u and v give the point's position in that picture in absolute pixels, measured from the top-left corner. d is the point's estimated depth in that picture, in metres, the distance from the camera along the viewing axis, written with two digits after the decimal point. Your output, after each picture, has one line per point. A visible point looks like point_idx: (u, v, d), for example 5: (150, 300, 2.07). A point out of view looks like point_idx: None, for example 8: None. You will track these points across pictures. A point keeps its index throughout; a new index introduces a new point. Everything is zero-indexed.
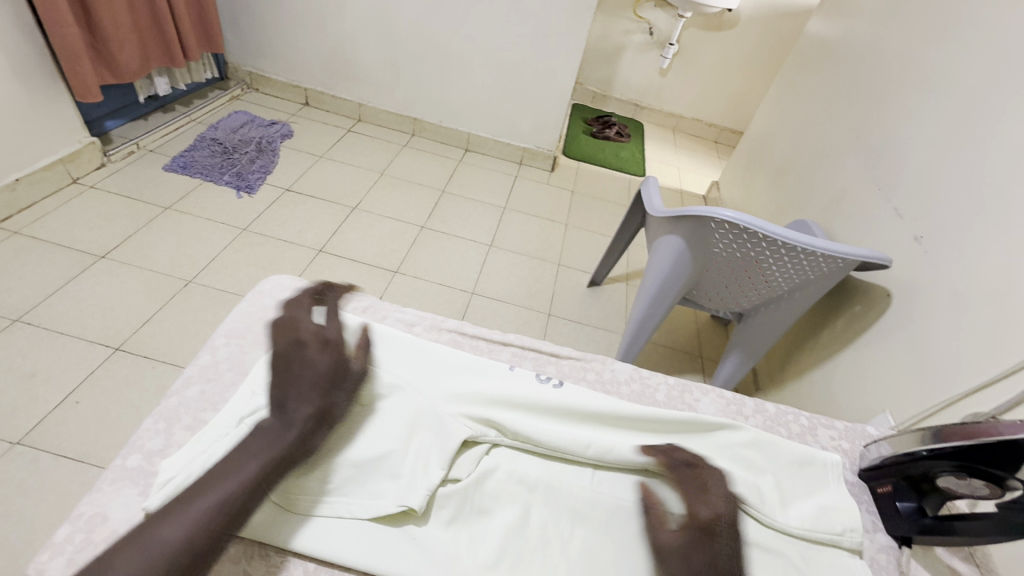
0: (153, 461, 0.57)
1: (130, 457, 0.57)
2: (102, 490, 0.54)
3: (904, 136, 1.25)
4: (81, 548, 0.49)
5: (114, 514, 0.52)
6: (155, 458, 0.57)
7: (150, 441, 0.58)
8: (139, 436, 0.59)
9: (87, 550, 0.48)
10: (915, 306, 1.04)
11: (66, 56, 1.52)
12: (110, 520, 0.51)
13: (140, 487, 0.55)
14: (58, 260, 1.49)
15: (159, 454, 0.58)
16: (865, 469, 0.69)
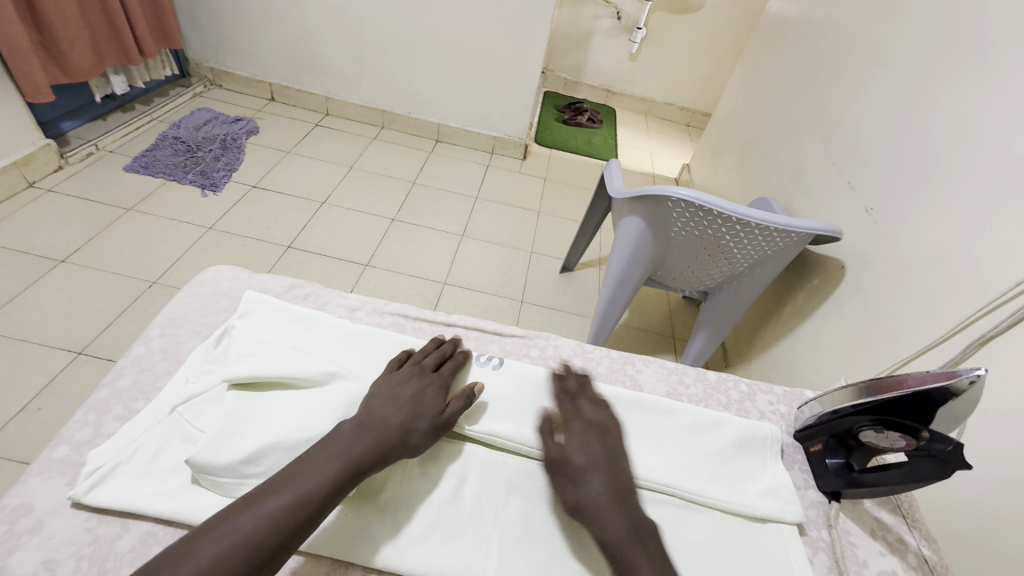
0: (82, 451, 0.56)
1: (57, 449, 0.56)
2: (28, 481, 0.54)
3: (856, 111, 1.28)
4: (4, 539, 0.48)
5: (39, 505, 0.51)
6: (84, 449, 0.57)
7: (79, 432, 0.58)
8: (68, 428, 0.58)
9: (10, 541, 0.48)
10: (867, 275, 1.06)
11: (12, 55, 1.47)
12: (35, 511, 0.51)
13: (67, 476, 0.54)
14: (16, 266, 1.46)
15: (89, 445, 0.57)
16: (798, 429, 0.71)
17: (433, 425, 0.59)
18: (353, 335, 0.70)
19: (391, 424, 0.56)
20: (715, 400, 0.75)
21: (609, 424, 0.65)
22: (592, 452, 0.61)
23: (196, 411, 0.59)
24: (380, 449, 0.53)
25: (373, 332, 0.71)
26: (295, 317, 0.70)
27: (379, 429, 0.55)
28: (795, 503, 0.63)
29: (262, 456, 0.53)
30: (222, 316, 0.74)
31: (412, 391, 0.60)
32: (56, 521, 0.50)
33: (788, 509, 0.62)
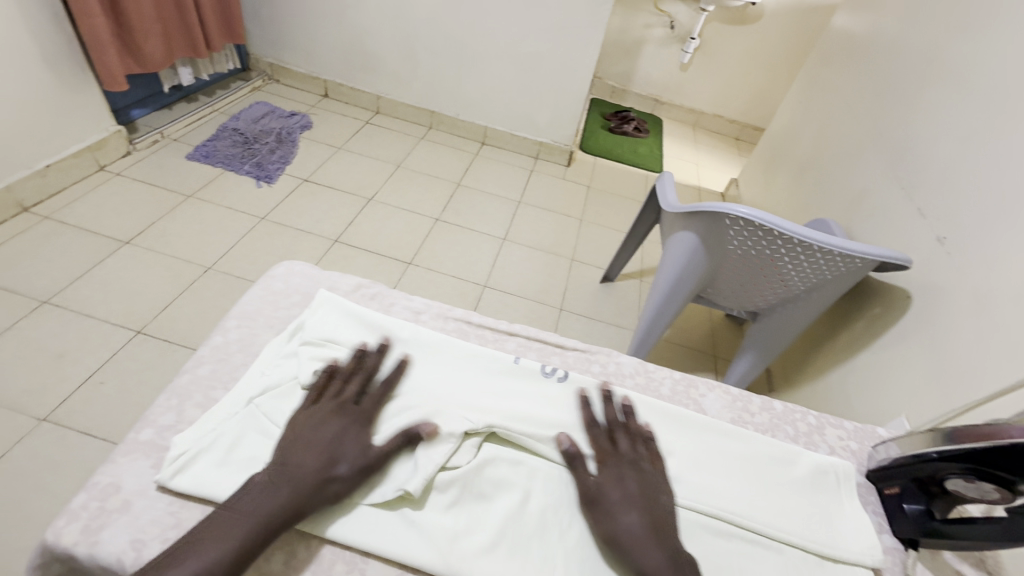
0: (165, 435, 0.59)
1: (142, 431, 0.59)
2: (116, 461, 0.56)
3: (928, 134, 1.22)
4: (95, 515, 0.51)
5: (127, 484, 0.54)
6: (167, 433, 0.59)
7: (162, 416, 0.61)
8: (153, 411, 0.61)
9: (102, 518, 0.51)
10: (936, 308, 1.01)
11: (94, 45, 1.55)
12: (122, 490, 0.54)
13: (152, 459, 0.57)
14: (85, 244, 1.54)
15: (171, 429, 0.60)
16: (873, 469, 0.69)
17: (361, 467, 0.56)
18: (428, 345, 0.72)
19: (309, 469, 0.53)
20: (781, 432, 0.73)
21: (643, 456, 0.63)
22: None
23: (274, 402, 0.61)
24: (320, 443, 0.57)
25: (449, 341, 0.73)
26: (365, 324, 0.72)
27: (302, 473, 0.53)
28: (877, 547, 0.60)
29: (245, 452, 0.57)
30: (294, 310, 0.76)
31: (335, 429, 0.58)
32: (142, 501, 0.53)
33: (870, 553, 0.59)
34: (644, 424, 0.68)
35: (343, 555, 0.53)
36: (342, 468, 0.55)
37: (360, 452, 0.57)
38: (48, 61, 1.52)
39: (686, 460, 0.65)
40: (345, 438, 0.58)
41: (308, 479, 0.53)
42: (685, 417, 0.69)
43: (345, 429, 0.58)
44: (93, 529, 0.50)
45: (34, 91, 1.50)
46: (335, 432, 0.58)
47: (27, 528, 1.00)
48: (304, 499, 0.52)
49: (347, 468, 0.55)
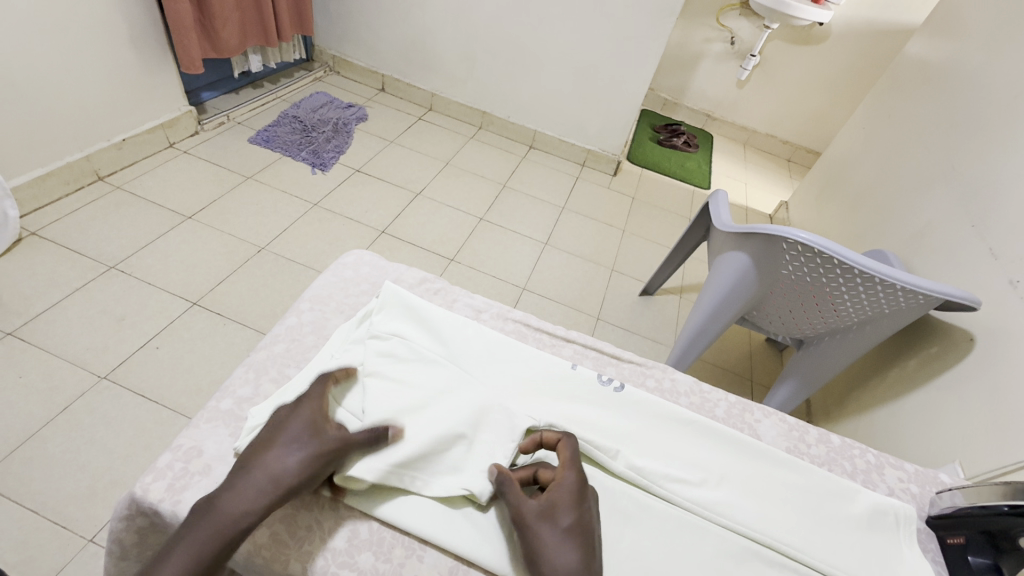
0: (242, 406, 0.63)
1: (223, 401, 0.63)
2: (199, 426, 0.60)
3: (1006, 171, 1.16)
4: (180, 476, 0.55)
5: (208, 450, 0.58)
6: (244, 404, 0.63)
7: (240, 388, 0.65)
8: (232, 383, 0.65)
9: (186, 479, 0.55)
10: (1001, 354, 0.96)
11: (176, 30, 1.64)
12: (204, 455, 0.57)
13: (231, 428, 0.61)
14: (152, 216, 1.62)
15: (248, 401, 0.64)
16: (934, 516, 0.66)
17: (313, 448, 0.54)
18: (492, 347, 0.73)
19: (265, 467, 0.52)
20: (839, 467, 0.71)
21: (669, 475, 0.63)
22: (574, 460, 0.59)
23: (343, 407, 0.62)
24: (274, 428, 0.56)
25: (508, 343, 0.75)
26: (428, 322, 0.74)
27: (259, 465, 0.52)
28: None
29: None
30: (363, 298, 0.80)
31: (289, 414, 0.57)
32: (221, 467, 0.57)
33: None
34: (692, 440, 0.68)
35: (402, 540, 0.57)
36: (293, 454, 0.54)
37: (310, 434, 0.55)
38: (134, 41, 1.61)
39: (741, 484, 0.65)
40: (297, 422, 0.56)
41: (263, 473, 0.52)
42: (741, 440, 0.68)
43: (292, 417, 0.57)
44: (177, 488, 0.54)
45: (119, 67, 1.60)
46: (280, 421, 0.56)
47: (81, 478, 1.06)
48: (263, 489, 0.51)
49: (296, 452, 0.54)
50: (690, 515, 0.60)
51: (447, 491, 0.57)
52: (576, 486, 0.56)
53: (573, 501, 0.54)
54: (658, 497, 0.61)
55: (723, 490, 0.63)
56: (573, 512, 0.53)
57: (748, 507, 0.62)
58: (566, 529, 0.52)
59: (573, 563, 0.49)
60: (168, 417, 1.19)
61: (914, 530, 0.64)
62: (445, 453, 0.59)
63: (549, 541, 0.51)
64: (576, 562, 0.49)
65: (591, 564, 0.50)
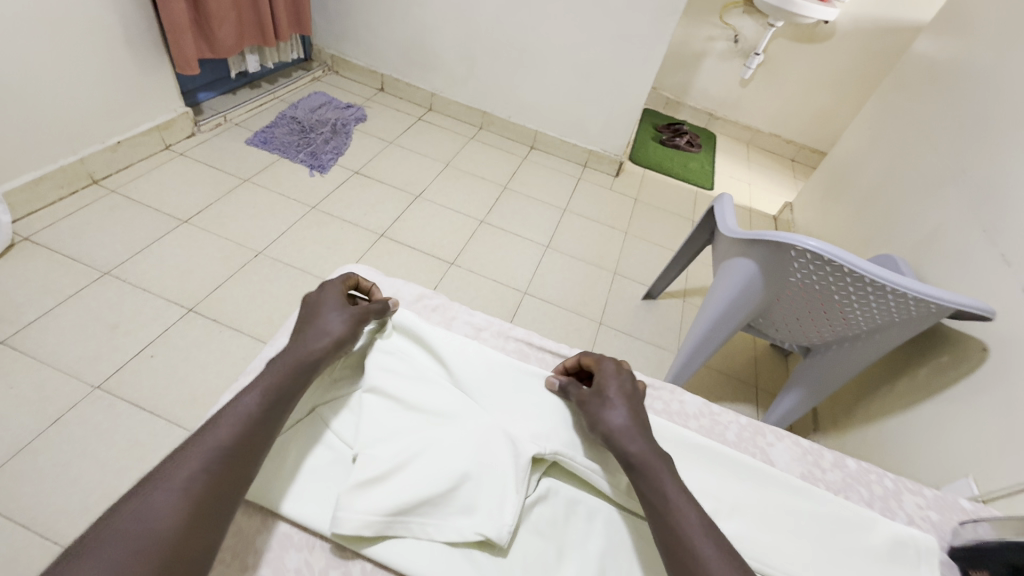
0: None
1: None
2: None
3: (1018, 175, 1.13)
4: None
5: None
6: None
7: None
8: (219, 411, 0.63)
9: None
10: (1014, 366, 0.94)
11: (171, 30, 1.61)
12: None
13: None
14: (148, 220, 1.60)
15: None
16: (957, 547, 0.64)
17: (352, 313, 0.68)
18: (496, 365, 0.71)
19: (312, 329, 0.65)
20: (855, 493, 0.68)
21: None
22: (623, 387, 0.65)
23: (337, 415, 0.65)
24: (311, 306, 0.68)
25: (511, 362, 0.73)
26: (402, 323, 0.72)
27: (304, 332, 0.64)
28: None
29: None
30: None
31: (318, 296, 0.70)
32: None
33: None
34: (704, 467, 0.66)
35: None
36: (335, 317, 0.66)
37: (343, 307, 0.69)
38: (128, 41, 1.58)
39: (752, 513, 0.62)
40: (334, 301, 0.69)
41: (315, 329, 0.65)
42: (754, 467, 0.66)
43: (323, 296, 0.70)
44: None
45: (113, 69, 1.57)
46: (315, 299, 0.69)
47: (74, 492, 1.04)
48: (327, 334, 0.64)
49: (337, 315, 0.67)
50: None
51: (463, 536, 0.55)
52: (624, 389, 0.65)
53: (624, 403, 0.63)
54: None
55: (739, 525, 0.61)
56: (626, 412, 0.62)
57: (763, 542, 0.60)
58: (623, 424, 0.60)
59: (642, 449, 0.57)
60: (162, 427, 1.16)
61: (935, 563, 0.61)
62: (455, 492, 0.57)
63: (616, 437, 0.59)
64: (645, 450, 0.57)
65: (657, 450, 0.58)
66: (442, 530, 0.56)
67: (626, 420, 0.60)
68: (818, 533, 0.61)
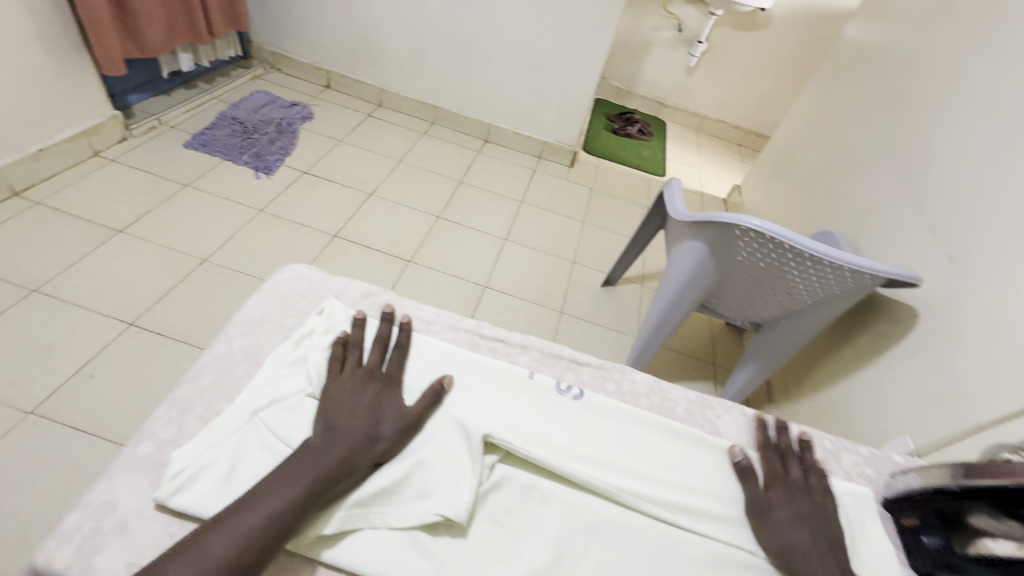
0: (163, 450, 0.58)
1: (141, 445, 0.58)
2: (114, 476, 0.55)
3: (940, 150, 1.21)
4: (90, 537, 0.50)
5: (123, 503, 0.53)
6: (166, 447, 0.58)
7: (162, 429, 0.59)
8: (151, 424, 0.60)
9: (96, 540, 0.49)
10: (943, 328, 1.00)
11: (93, 28, 1.51)
12: (119, 510, 0.52)
13: (151, 476, 0.55)
14: (78, 232, 1.50)
15: (170, 443, 0.58)
16: (890, 499, 0.68)
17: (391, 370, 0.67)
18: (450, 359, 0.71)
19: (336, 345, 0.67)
20: None
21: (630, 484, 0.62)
22: (799, 510, 0.62)
23: None
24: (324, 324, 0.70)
25: (461, 355, 0.72)
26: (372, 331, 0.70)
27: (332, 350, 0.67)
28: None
29: (191, 479, 0.53)
30: (301, 318, 0.75)
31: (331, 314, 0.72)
32: (139, 523, 0.52)
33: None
34: (652, 441, 0.68)
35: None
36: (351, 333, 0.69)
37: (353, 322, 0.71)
38: (45, 42, 1.47)
39: (701, 486, 0.65)
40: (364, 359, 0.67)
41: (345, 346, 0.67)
42: (701, 437, 0.69)
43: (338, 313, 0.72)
44: (87, 553, 0.48)
45: (30, 71, 1.46)
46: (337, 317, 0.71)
47: (10, 526, 0.97)
48: (388, 402, 0.63)
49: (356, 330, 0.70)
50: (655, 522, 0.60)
51: (420, 519, 0.54)
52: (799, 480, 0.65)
53: (787, 498, 0.63)
54: (623, 505, 0.61)
55: (690, 494, 0.63)
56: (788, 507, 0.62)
57: (711, 508, 0.62)
58: (789, 521, 0.61)
59: (805, 540, 0.59)
60: (106, 449, 1.10)
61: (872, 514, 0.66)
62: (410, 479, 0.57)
63: (785, 531, 0.60)
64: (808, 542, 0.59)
65: (825, 545, 0.59)
66: (400, 517, 0.54)
67: (811, 543, 0.59)
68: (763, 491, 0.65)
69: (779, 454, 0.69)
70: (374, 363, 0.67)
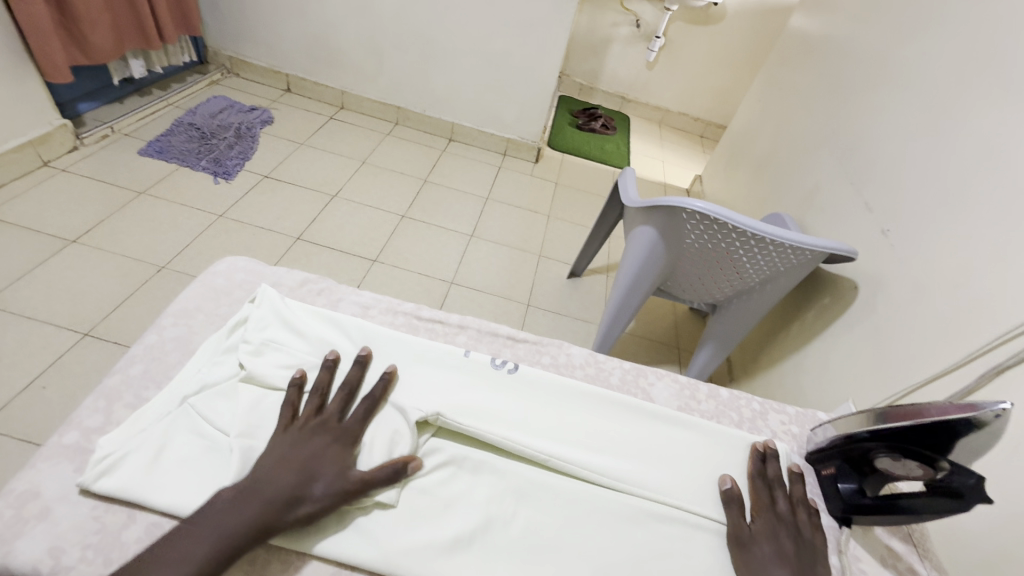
0: (90, 438, 0.58)
1: (67, 435, 0.57)
2: (38, 466, 0.55)
3: (875, 131, 1.26)
4: (12, 524, 0.50)
5: (48, 490, 0.53)
6: (93, 435, 0.58)
7: (89, 418, 0.59)
8: (79, 414, 0.59)
9: (18, 526, 0.49)
10: (879, 298, 1.05)
11: (35, 34, 1.48)
12: (42, 497, 0.52)
13: (76, 463, 0.55)
14: (27, 244, 1.46)
15: (98, 431, 0.58)
16: (810, 451, 0.72)
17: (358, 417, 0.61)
18: (386, 342, 0.72)
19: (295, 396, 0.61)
20: (726, 418, 0.76)
21: (562, 452, 0.64)
22: (783, 546, 0.57)
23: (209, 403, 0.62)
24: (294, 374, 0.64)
25: (395, 335, 0.73)
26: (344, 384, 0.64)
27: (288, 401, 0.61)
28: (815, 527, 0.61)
29: (116, 466, 0.54)
30: (237, 307, 0.75)
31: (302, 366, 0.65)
32: (64, 509, 0.52)
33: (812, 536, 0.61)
34: (584, 410, 0.70)
35: (279, 555, 0.53)
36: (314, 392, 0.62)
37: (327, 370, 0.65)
38: None
39: (636, 452, 0.67)
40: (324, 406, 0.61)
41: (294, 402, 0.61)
42: (632, 405, 0.71)
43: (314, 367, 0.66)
44: (9, 538, 0.48)
45: None
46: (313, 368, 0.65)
47: None
48: (331, 456, 0.56)
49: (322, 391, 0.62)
50: (585, 485, 0.62)
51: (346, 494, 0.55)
52: (787, 510, 0.61)
53: (771, 532, 0.59)
54: (553, 471, 0.63)
55: (621, 460, 0.66)
56: (774, 542, 0.58)
57: (636, 472, 0.65)
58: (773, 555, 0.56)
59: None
60: None
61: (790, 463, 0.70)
62: None
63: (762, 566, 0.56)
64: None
65: None
66: None
67: None
68: (691, 454, 0.68)
69: (768, 486, 0.64)
70: (334, 414, 0.60)
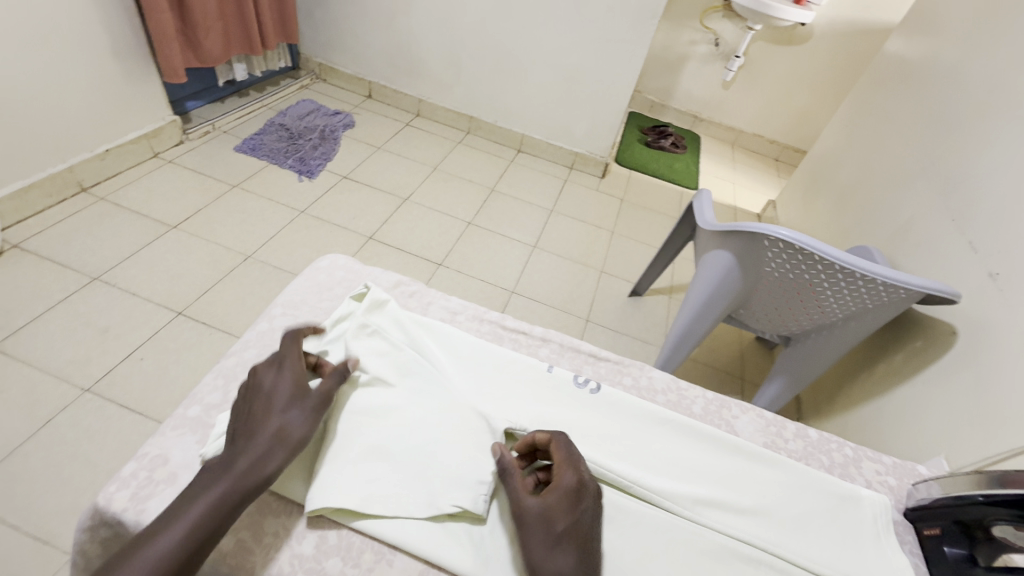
0: (210, 413, 0.63)
1: (190, 408, 0.63)
2: (166, 434, 0.60)
3: (984, 166, 1.17)
4: (144, 484, 0.55)
5: (174, 457, 0.58)
6: (212, 411, 0.63)
7: (209, 395, 0.65)
8: (200, 390, 0.65)
9: (150, 487, 0.55)
10: (983, 346, 0.97)
11: (159, 38, 1.63)
12: (170, 463, 0.57)
13: (198, 435, 0.61)
14: (136, 227, 1.61)
15: (216, 408, 0.64)
16: (912, 508, 0.68)
17: (310, 410, 0.58)
18: (476, 348, 0.74)
19: (246, 397, 0.58)
20: (816, 461, 0.72)
21: (643, 477, 0.63)
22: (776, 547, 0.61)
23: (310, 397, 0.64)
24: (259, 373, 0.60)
25: (483, 345, 0.75)
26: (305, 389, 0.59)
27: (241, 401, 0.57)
28: None
29: None
30: (337, 302, 0.80)
31: (273, 366, 0.61)
32: (187, 476, 0.57)
33: None
34: (666, 438, 0.69)
35: (371, 545, 0.56)
36: (292, 415, 0.56)
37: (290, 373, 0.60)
38: (115, 51, 1.60)
39: (719, 485, 0.65)
40: (280, 394, 0.58)
41: (256, 399, 0.57)
42: (719, 438, 0.69)
43: (278, 380, 0.59)
44: (141, 497, 0.54)
45: (103, 77, 1.59)
46: (271, 378, 0.59)
47: (64, 493, 1.05)
48: (264, 455, 0.53)
49: (296, 414, 0.57)
50: (666, 514, 0.61)
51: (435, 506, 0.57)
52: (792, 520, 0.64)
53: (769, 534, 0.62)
54: (636, 497, 0.62)
55: (705, 491, 0.64)
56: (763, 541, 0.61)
57: (717, 505, 0.63)
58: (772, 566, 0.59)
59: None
60: (153, 428, 1.17)
61: (890, 519, 0.66)
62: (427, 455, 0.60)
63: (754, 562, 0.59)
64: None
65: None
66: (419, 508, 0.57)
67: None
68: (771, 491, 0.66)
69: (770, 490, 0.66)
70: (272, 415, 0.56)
